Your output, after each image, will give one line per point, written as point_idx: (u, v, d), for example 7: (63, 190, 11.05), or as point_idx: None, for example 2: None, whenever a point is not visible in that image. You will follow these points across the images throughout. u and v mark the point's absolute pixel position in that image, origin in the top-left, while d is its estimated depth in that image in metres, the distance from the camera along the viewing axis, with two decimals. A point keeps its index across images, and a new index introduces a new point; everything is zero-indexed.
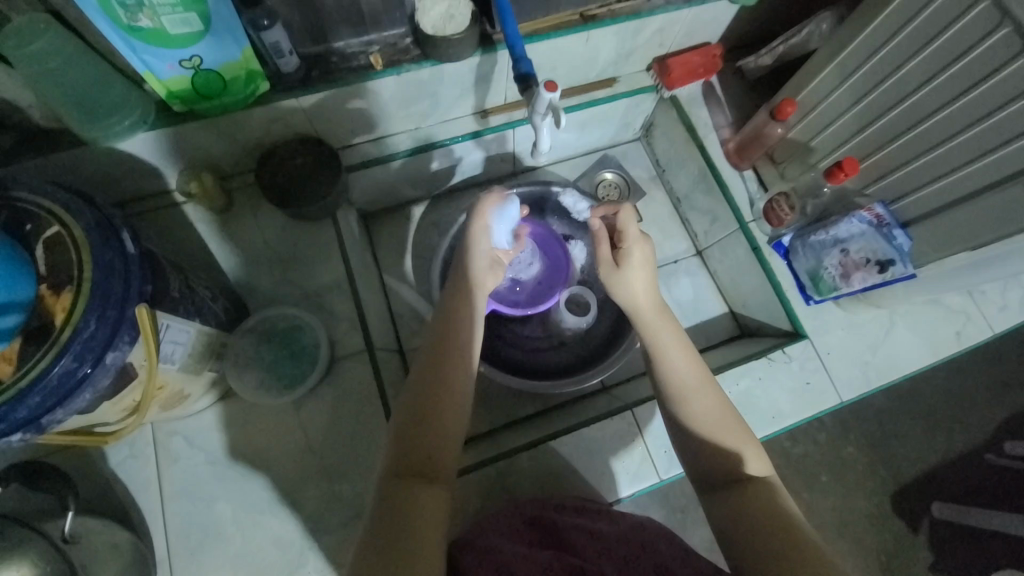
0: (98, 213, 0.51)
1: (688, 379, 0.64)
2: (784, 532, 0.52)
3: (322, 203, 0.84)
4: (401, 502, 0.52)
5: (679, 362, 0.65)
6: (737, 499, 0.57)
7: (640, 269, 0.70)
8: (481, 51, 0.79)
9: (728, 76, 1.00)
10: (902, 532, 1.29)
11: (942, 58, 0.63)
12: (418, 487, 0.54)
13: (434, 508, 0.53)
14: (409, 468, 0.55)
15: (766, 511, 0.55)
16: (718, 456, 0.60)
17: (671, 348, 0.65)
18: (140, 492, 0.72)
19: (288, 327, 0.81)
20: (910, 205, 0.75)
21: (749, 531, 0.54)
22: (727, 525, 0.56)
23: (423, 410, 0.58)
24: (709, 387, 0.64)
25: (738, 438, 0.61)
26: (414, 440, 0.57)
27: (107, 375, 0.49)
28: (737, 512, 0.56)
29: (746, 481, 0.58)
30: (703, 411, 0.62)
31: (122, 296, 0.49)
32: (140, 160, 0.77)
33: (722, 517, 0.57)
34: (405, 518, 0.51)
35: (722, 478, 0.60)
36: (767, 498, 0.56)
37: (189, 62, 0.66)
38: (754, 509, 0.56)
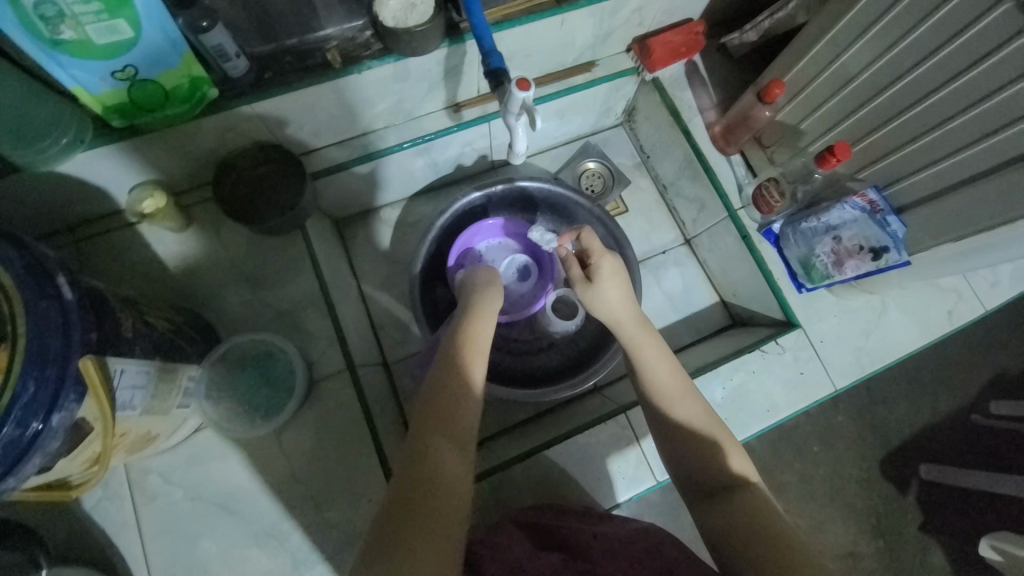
0: (29, 257, 0.46)
1: (669, 388, 0.61)
2: (776, 540, 0.50)
3: (289, 215, 0.79)
4: (425, 465, 0.51)
5: (660, 372, 0.63)
6: (729, 506, 0.54)
7: (613, 280, 0.67)
8: (448, 42, 0.73)
9: (712, 53, 0.95)
10: (892, 496, 1.31)
11: (940, 34, 0.59)
12: (445, 450, 0.52)
13: (459, 479, 0.51)
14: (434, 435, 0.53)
15: (759, 518, 0.52)
16: (706, 464, 0.58)
17: (650, 358, 0.63)
18: (119, 535, 0.68)
19: (265, 350, 0.77)
20: (905, 190, 0.72)
21: (737, 538, 0.52)
22: (719, 532, 0.54)
23: (447, 389, 0.57)
24: (690, 397, 0.61)
25: (723, 448, 0.59)
26: (445, 410, 0.55)
27: (56, 437, 0.45)
28: (726, 520, 0.53)
29: (737, 489, 0.55)
30: (688, 421, 0.60)
31: (62, 350, 0.45)
32: (84, 181, 0.71)
33: (715, 524, 0.54)
34: (429, 481, 0.50)
35: (718, 485, 0.57)
36: (760, 506, 0.54)
37: (123, 74, 0.60)
38: (744, 516, 0.53)
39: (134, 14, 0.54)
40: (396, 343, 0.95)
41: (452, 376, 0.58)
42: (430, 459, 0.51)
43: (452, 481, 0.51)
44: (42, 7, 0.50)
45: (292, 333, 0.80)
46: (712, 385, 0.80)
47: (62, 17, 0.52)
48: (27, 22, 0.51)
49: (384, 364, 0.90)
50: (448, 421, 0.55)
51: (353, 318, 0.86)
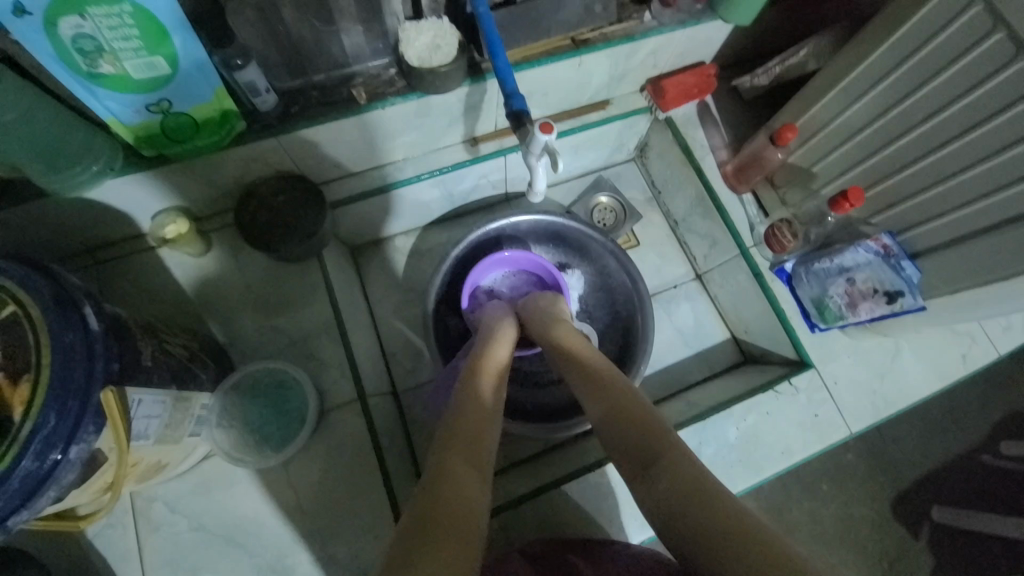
0: (59, 288, 0.47)
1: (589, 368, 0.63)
2: (725, 520, 0.42)
3: (307, 244, 0.80)
4: (442, 484, 0.50)
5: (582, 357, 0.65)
6: (666, 483, 0.48)
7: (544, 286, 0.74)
8: (469, 80, 0.75)
9: (724, 94, 0.97)
10: (904, 538, 1.28)
11: (953, 87, 0.61)
12: (464, 471, 0.52)
13: (476, 500, 0.49)
14: (453, 456, 0.53)
15: (700, 497, 0.45)
16: (632, 437, 0.53)
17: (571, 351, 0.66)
18: (119, 565, 0.67)
19: (277, 376, 0.78)
20: (919, 237, 0.73)
21: (683, 522, 0.44)
22: (662, 512, 0.47)
23: (466, 407, 0.59)
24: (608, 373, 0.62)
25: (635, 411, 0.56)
26: (458, 434, 0.56)
27: (72, 469, 0.45)
28: (663, 499, 0.47)
29: (666, 459, 0.50)
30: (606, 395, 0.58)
31: (85, 382, 0.45)
32: (109, 207, 0.72)
33: (656, 503, 0.47)
34: (447, 500, 0.48)
35: (650, 459, 0.51)
36: (697, 476, 0.47)
37: (157, 107, 0.62)
38: (679, 491, 0.46)
39: (172, 52, 0.57)
40: (406, 372, 0.95)
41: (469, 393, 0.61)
42: (447, 479, 0.50)
43: (470, 502, 0.48)
44: (82, 42, 0.52)
45: (304, 361, 0.80)
46: (725, 424, 0.79)
47: (101, 52, 0.54)
48: (70, 58, 0.53)
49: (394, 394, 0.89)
50: (468, 434, 0.56)
51: (365, 346, 0.86)
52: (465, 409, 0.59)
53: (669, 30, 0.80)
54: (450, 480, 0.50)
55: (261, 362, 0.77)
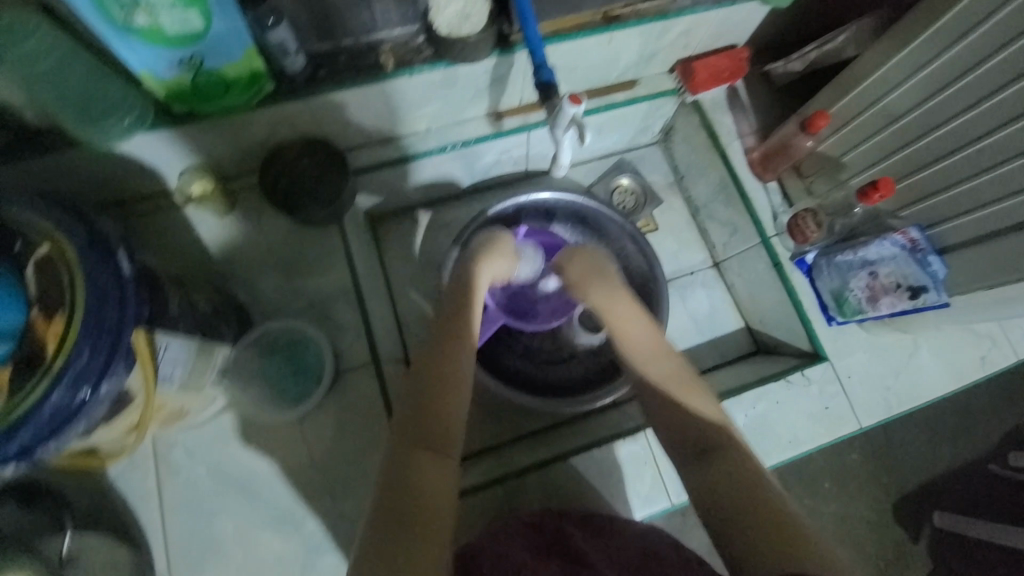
0: (91, 229, 0.48)
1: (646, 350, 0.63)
2: (769, 514, 0.49)
3: (330, 208, 0.81)
4: (408, 478, 0.51)
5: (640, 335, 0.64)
6: (718, 471, 0.54)
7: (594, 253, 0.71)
8: (498, 51, 0.74)
9: (755, 80, 0.94)
10: (901, 539, 1.28)
11: (998, 78, 0.59)
12: (429, 461, 0.53)
13: (441, 483, 0.52)
14: (418, 446, 0.54)
15: (750, 487, 0.51)
16: (688, 424, 0.57)
17: (622, 320, 0.65)
18: (140, 506, 0.71)
19: (295, 337, 0.80)
20: (949, 231, 0.72)
21: (727, 508, 0.51)
22: (714, 499, 0.52)
23: (433, 388, 0.58)
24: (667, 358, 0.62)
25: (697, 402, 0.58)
26: (424, 416, 0.56)
27: (102, 405, 0.46)
28: (713, 485, 0.53)
29: (722, 449, 0.55)
30: (662, 377, 0.61)
31: (118, 321, 0.46)
32: (138, 162, 0.73)
33: (710, 491, 0.53)
34: (415, 491, 0.51)
35: (704, 445, 0.56)
36: (750, 468, 0.53)
37: (189, 63, 0.61)
38: (728, 483, 0.52)
39: (207, 8, 0.56)
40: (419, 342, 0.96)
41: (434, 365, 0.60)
42: (412, 471, 0.52)
43: (437, 489, 0.52)
44: None
45: (321, 324, 0.81)
46: (734, 411, 0.80)
47: (137, 4, 0.53)
48: (106, 9, 0.53)
49: None
50: (432, 414, 0.56)
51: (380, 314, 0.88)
52: (431, 389, 0.58)
53: (704, 8, 0.78)
54: (415, 473, 0.52)
55: (280, 321, 0.79)
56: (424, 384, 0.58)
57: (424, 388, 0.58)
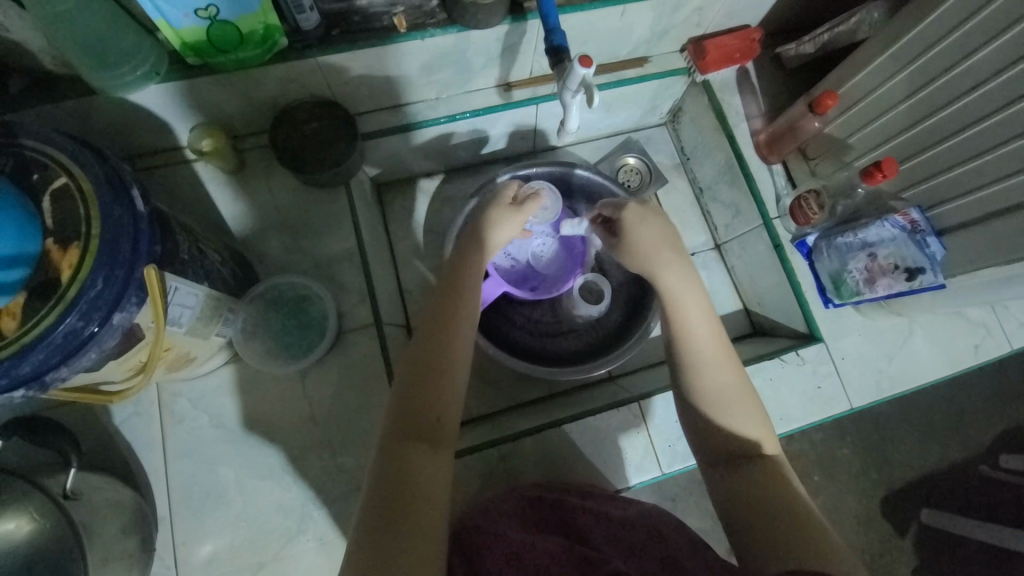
0: (107, 167, 0.50)
1: (704, 353, 0.60)
2: (789, 517, 0.52)
3: (336, 171, 0.81)
4: (402, 470, 0.51)
5: (701, 334, 0.62)
6: (744, 474, 0.56)
7: (656, 235, 0.66)
8: (510, 19, 0.74)
9: (766, 62, 0.95)
10: (889, 534, 1.28)
11: (1004, 57, 0.59)
12: (422, 454, 0.53)
13: (435, 474, 0.52)
14: (411, 439, 0.53)
15: (771, 493, 0.54)
16: (725, 430, 0.59)
17: (690, 316, 0.62)
18: (144, 451, 0.73)
19: (299, 296, 0.81)
20: (949, 212, 0.73)
21: (748, 507, 0.54)
22: (735, 494, 0.56)
23: (425, 383, 0.56)
24: (725, 365, 0.60)
25: (742, 421, 0.58)
26: (417, 411, 0.55)
27: (113, 336, 0.49)
28: (740, 486, 0.56)
29: (756, 458, 0.57)
30: (713, 384, 0.60)
31: (130, 256, 0.48)
32: (152, 114, 0.74)
33: (734, 488, 0.56)
34: (410, 481, 0.51)
35: (736, 451, 0.58)
36: (773, 476, 0.56)
37: (206, 12, 0.62)
38: (755, 486, 0.55)
39: None
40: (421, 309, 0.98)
41: (430, 354, 0.58)
42: (405, 464, 0.52)
43: (431, 480, 0.52)
44: None
45: (326, 283, 0.83)
46: None
47: None
48: None
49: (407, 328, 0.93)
50: (431, 407, 0.55)
51: (383, 279, 0.89)
52: (421, 382, 0.56)
53: None
54: (409, 466, 0.51)
55: (286, 276, 0.81)
56: (421, 376, 0.56)
57: (414, 382, 0.56)
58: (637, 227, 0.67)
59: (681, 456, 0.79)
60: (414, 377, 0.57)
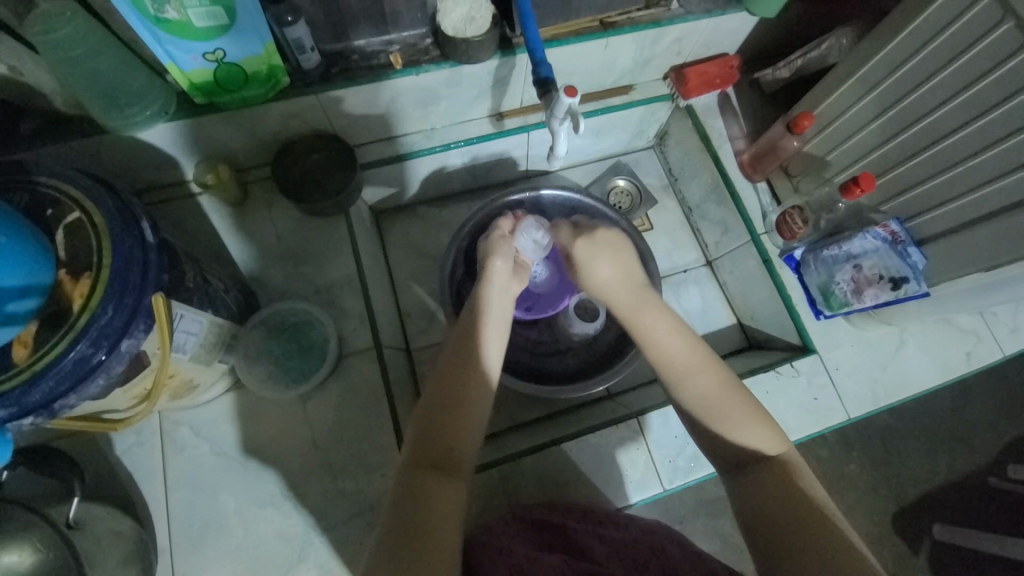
0: (118, 200, 0.52)
1: (678, 363, 0.61)
2: (813, 524, 0.50)
3: (336, 199, 0.84)
4: (416, 500, 0.52)
5: (671, 344, 0.62)
6: (757, 480, 0.55)
7: (604, 257, 0.69)
8: (499, 54, 0.78)
9: (746, 87, 0.99)
10: (902, 552, 1.24)
11: (966, 75, 0.63)
12: (438, 483, 0.53)
13: (449, 504, 0.52)
14: (426, 468, 0.54)
15: (790, 499, 0.52)
16: (727, 435, 0.58)
17: (656, 330, 0.63)
18: (144, 480, 0.73)
19: (300, 322, 0.83)
20: (926, 223, 0.76)
21: (769, 516, 0.52)
22: (749, 505, 0.54)
23: (441, 415, 0.57)
24: (702, 371, 0.60)
25: (742, 430, 0.57)
26: (434, 438, 0.56)
27: (121, 363, 0.50)
28: (751, 497, 0.54)
29: (762, 463, 0.56)
30: (699, 395, 0.59)
31: (139, 283, 0.50)
32: (159, 151, 0.78)
33: (748, 500, 0.54)
34: (422, 511, 0.51)
35: (746, 457, 0.57)
36: (790, 479, 0.54)
37: (213, 55, 0.66)
38: (771, 492, 0.53)
39: (232, 4, 0.61)
40: (419, 332, 0.99)
41: (456, 382, 0.59)
42: (419, 494, 0.52)
43: (444, 509, 0.52)
44: None
45: (326, 308, 0.84)
46: None
47: None
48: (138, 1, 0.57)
49: (406, 351, 0.94)
50: (451, 435, 0.57)
51: (382, 303, 0.91)
52: (437, 415, 0.58)
53: (695, 17, 0.83)
54: (421, 495, 0.52)
55: (288, 302, 0.82)
56: (446, 405, 0.58)
57: (431, 417, 0.58)
58: (591, 267, 0.69)
59: (682, 472, 0.79)
60: (438, 402, 0.58)
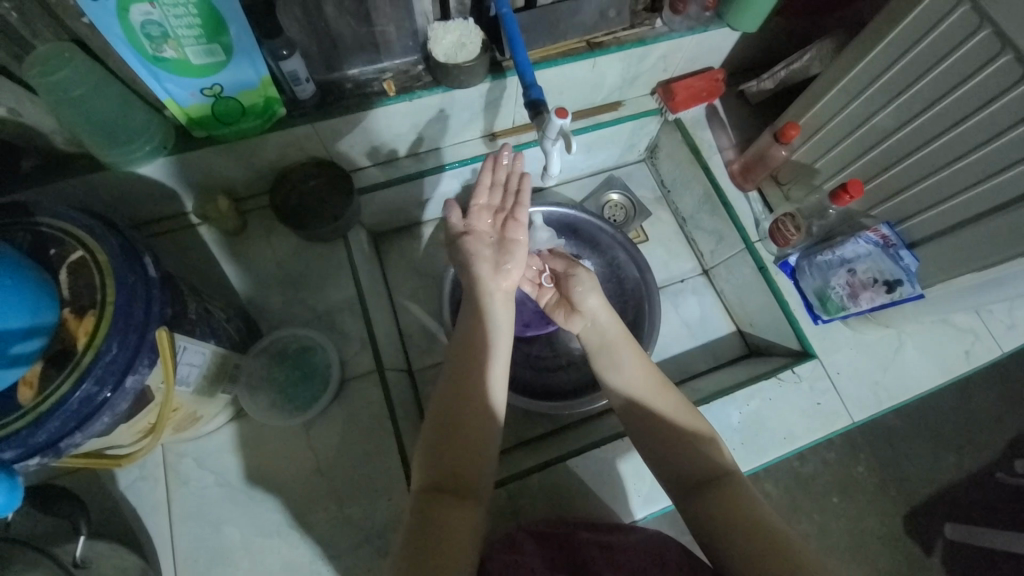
0: (121, 237, 0.53)
1: (642, 387, 0.65)
2: (764, 535, 0.51)
3: (334, 225, 0.85)
4: (432, 524, 0.53)
5: (633, 371, 0.67)
6: (713, 498, 0.56)
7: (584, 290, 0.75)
8: (491, 77, 0.80)
9: (732, 99, 1.02)
10: (917, 554, 1.22)
11: (945, 82, 0.65)
12: (450, 497, 0.56)
13: (460, 527, 0.54)
14: (440, 487, 0.56)
15: (743, 515, 0.54)
16: (686, 456, 0.60)
17: (623, 356, 0.68)
18: (149, 515, 0.72)
19: (301, 348, 0.83)
20: (917, 226, 0.77)
21: (728, 535, 0.53)
22: (709, 521, 0.55)
23: (455, 437, 0.59)
24: (664, 393, 0.65)
25: (701, 449, 0.60)
26: (446, 457, 0.58)
27: (125, 400, 0.50)
28: (709, 514, 0.55)
29: (721, 481, 0.57)
30: (659, 423, 0.62)
31: (143, 318, 0.50)
32: (158, 184, 0.79)
33: (709, 517, 0.55)
34: (437, 537, 0.52)
35: (700, 478, 0.59)
36: (743, 496, 0.56)
37: (210, 91, 0.68)
38: (726, 512, 0.54)
39: (228, 41, 0.63)
40: (421, 352, 1.00)
41: (463, 399, 0.61)
42: (434, 514, 0.54)
43: (458, 533, 0.53)
44: (149, 27, 0.58)
45: (329, 333, 0.85)
46: (729, 409, 0.81)
47: (166, 38, 0.60)
48: (137, 41, 0.59)
49: (409, 372, 0.94)
50: (459, 455, 0.58)
51: (383, 325, 0.91)
52: (450, 432, 0.59)
53: (679, 34, 0.85)
54: (438, 518, 0.53)
55: (290, 329, 0.83)
56: (456, 423, 0.60)
57: (445, 437, 0.59)
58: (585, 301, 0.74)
59: None
60: (444, 419, 0.60)
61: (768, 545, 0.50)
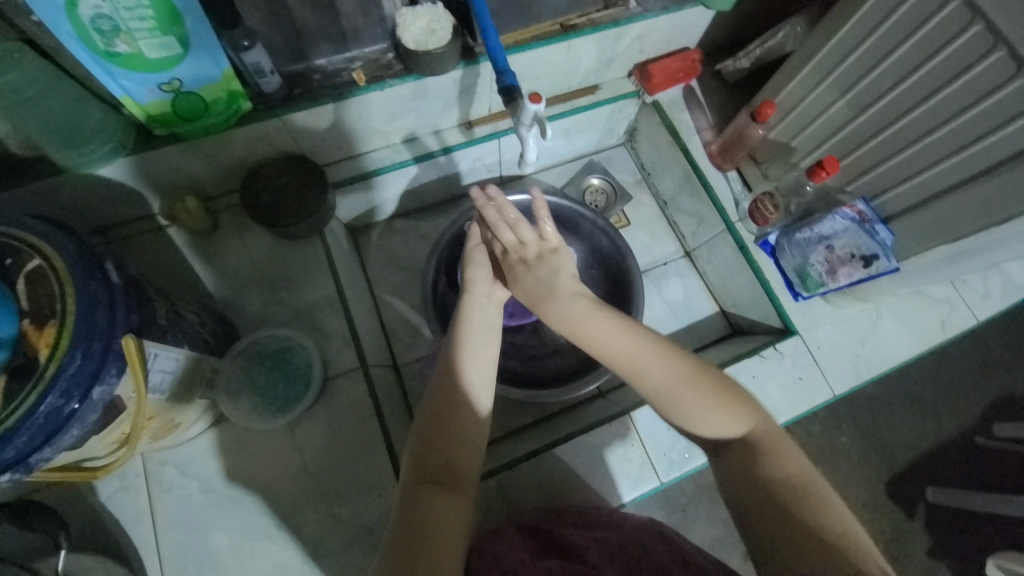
0: (81, 243, 0.50)
1: (636, 358, 0.55)
2: (792, 496, 0.50)
3: (310, 221, 0.83)
4: (421, 512, 0.53)
5: (621, 342, 0.56)
6: (737, 463, 0.53)
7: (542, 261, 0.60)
8: (463, 63, 0.78)
9: (708, 79, 1.01)
10: (898, 518, 1.26)
11: (918, 54, 0.65)
12: (440, 490, 0.55)
13: (449, 520, 0.54)
14: (430, 479, 0.55)
15: (771, 476, 0.51)
16: (701, 425, 0.55)
17: (604, 332, 0.56)
18: (132, 525, 0.71)
19: (280, 349, 0.81)
20: (891, 200, 0.78)
21: (758, 499, 0.51)
22: (738, 485, 0.53)
23: (443, 430, 0.57)
24: (663, 357, 0.55)
25: (717, 415, 0.54)
26: (432, 449, 0.57)
27: (94, 410, 0.49)
28: (738, 477, 0.53)
29: (743, 443, 0.54)
30: (667, 397, 0.55)
31: (108, 328, 0.49)
32: (122, 186, 0.76)
33: (735, 480, 0.53)
34: (427, 529, 0.52)
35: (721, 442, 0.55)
36: (768, 458, 0.52)
37: (169, 86, 0.65)
38: (754, 476, 0.52)
39: (183, 32, 0.60)
40: (405, 346, 0.98)
41: (447, 393, 0.59)
42: (423, 508, 0.53)
43: (447, 526, 0.53)
44: (99, 21, 0.55)
45: (310, 332, 0.83)
46: None
47: (117, 32, 0.57)
48: (87, 36, 0.56)
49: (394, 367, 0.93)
50: (450, 446, 0.57)
51: (366, 321, 0.90)
52: (438, 426, 0.58)
53: (653, 14, 0.84)
54: (428, 512, 0.53)
55: (270, 330, 0.81)
56: (444, 417, 0.58)
57: (434, 431, 0.58)
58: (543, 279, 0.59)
59: (677, 463, 0.80)
60: (431, 411, 0.58)
61: (798, 506, 0.49)
